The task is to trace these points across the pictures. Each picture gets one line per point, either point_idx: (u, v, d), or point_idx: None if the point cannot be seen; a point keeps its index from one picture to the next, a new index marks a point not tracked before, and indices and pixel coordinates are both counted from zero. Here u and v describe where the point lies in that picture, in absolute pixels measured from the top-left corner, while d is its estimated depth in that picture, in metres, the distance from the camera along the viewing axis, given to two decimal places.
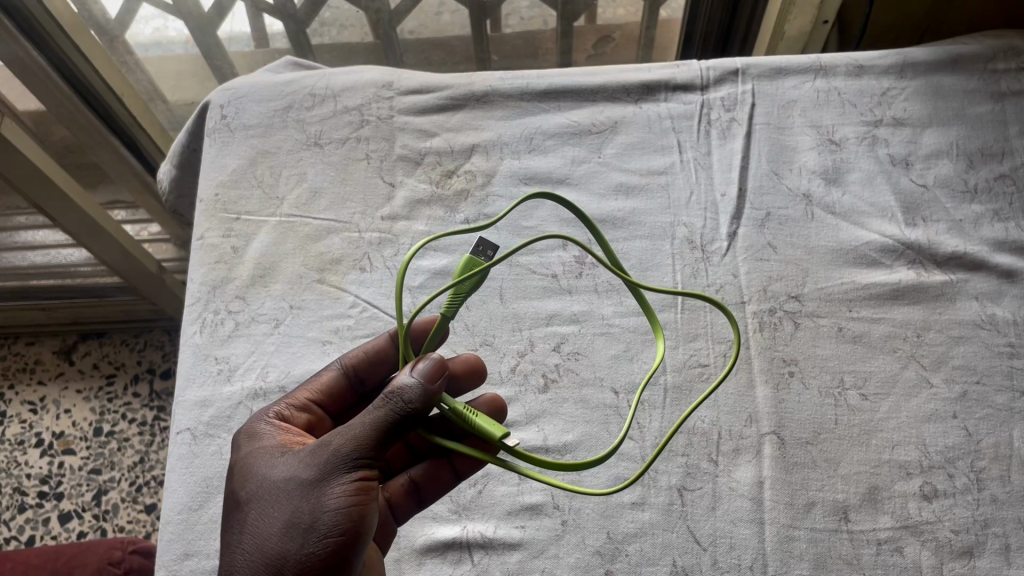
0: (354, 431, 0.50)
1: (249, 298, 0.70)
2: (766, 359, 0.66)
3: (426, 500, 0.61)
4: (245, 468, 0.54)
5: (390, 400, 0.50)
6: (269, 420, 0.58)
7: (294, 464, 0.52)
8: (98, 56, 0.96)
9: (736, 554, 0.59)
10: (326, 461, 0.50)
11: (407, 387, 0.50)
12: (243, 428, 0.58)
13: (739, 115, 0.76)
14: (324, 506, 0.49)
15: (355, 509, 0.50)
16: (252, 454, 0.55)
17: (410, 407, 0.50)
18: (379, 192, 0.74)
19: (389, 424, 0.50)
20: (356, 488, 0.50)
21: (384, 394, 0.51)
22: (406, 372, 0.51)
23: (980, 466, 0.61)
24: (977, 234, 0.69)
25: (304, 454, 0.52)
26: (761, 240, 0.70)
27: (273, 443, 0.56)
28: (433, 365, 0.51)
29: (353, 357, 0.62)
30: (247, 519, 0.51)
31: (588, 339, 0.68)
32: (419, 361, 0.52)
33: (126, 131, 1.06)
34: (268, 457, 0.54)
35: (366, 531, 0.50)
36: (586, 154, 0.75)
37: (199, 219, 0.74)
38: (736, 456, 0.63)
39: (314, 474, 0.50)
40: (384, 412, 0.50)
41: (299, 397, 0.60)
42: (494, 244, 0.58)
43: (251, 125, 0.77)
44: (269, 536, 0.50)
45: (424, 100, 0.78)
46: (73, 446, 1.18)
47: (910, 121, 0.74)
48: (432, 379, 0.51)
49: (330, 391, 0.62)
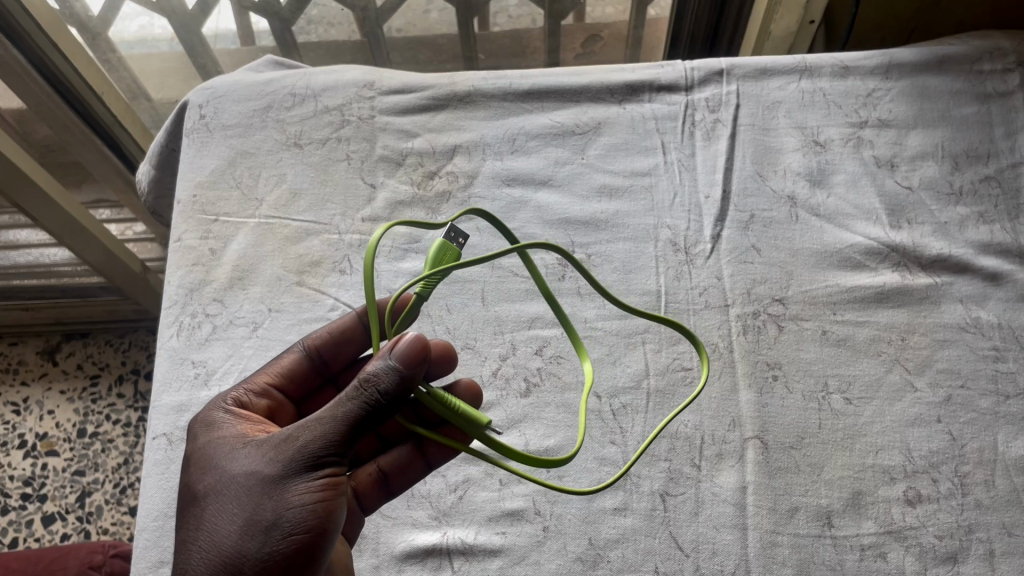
0: (320, 426, 0.49)
1: (227, 301, 0.69)
2: (750, 362, 0.65)
3: (394, 490, 0.60)
4: (204, 461, 0.53)
5: (365, 390, 0.49)
6: (227, 409, 0.57)
7: (255, 457, 0.51)
8: (79, 55, 0.94)
9: (719, 560, 0.59)
10: (289, 458, 0.49)
11: (382, 375, 0.49)
12: (201, 416, 0.57)
13: (724, 116, 0.75)
14: (288, 504, 0.48)
15: (320, 506, 0.49)
16: (211, 446, 0.54)
17: (386, 397, 0.49)
18: (360, 193, 0.73)
19: (359, 417, 0.49)
20: (323, 484, 0.49)
21: (359, 382, 0.49)
22: (382, 356, 0.49)
23: (965, 470, 0.61)
24: (962, 236, 0.69)
25: (267, 448, 0.51)
26: (745, 243, 0.70)
27: (232, 433, 0.55)
28: (413, 348, 0.49)
29: (315, 338, 0.62)
30: (206, 515, 0.50)
31: (570, 342, 0.67)
32: (397, 342, 0.50)
33: (107, 131, 1.05)
34: (228, 449, 0.53)
35: (331, 527, 0.50)
36: (569, 155, 0.74)
37: (177, 220, 0.73)
38: (719, 461, 0.62)
39: (278, 470, 0.49)
40: (356, 404, 0.49)
41: (258, 381, 0.60)
42: (464, 231, 0.59)
43: (229, 125, 0.76)
44: (229, 534, 0.49)
45: (406, 100, 0.77)
46: (56, 447, 1.17)
47: (895, 122, 0.74)
48: (411, 365, 0.49)
49: (291, 373, 0.61)
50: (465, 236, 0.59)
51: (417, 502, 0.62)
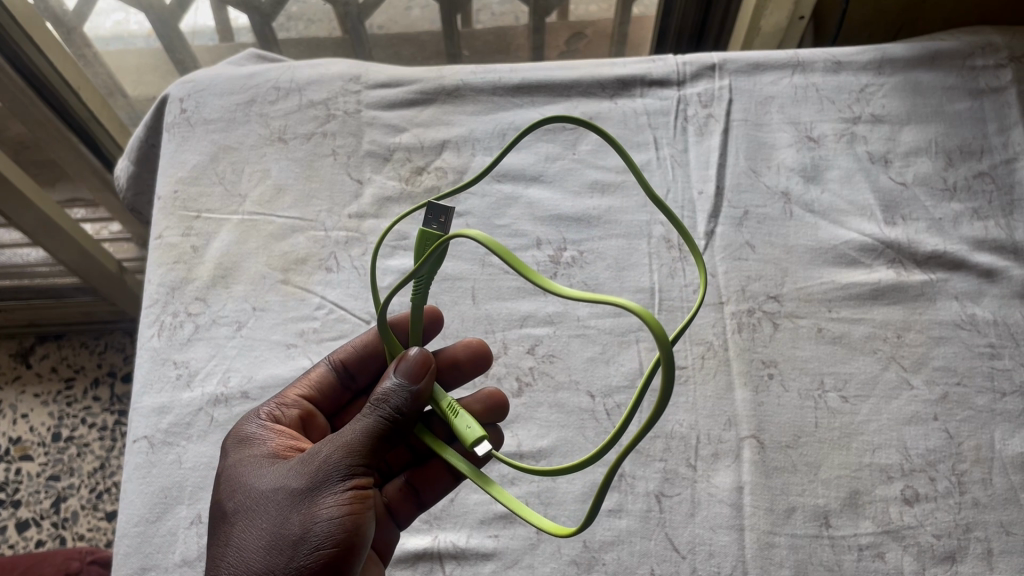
0: (345, 438, 0.48)
1: (210, 299, 0.67)
2: (745, 360, 0.64)
3: (425, 501, 0.59)
4: (231, 478, 0.52)
5: (378, 406, 0.49)
6: (260, 422, 0.56)
7: (285, 473, 0.49)
8: (54, 49, 0.92)
9: (715, 562, 0.58)
10: (317, 470, 0.48)
11: (392, 391, 0.50)
12: (233, 432, 0.56)
13: (717, 111, 0.74)
14: (316, 517, 0.47)
15: (348, 519, 0.47)
16: (238, 462, 0.53)
17: (399, 411, 0.50)
18: (346, 189, 0.71)
19: (381, 430, 0.49)
20: (350, 497, 0.48)
21: (372, 401, 0.50)
22: (389, 374, 0.51)
23: (962, 468, 0.60)
24: (957, 232, 0.68)
25: (294, 463, 0.50)
26: (739, 239, 0.69)
27: (260, 448, 0.53)
28: (416, 364, 0.51)
29: (344, 352, 0.61)
30: (232, 533, 0.49)
31: (563, 341, 0.66)
32: (403, 360, 0.52)
33: (82, 126, 1.02)
34: (256, 466, 0.52)
35: (360, 542, 0.48)
36: (560, 151, 0.73)
37: (157, 217, 0.71)
38: (715, 461, 0.61)
39: (305, 483, 0.48)
40: (373, 417, 0.49)
41: (290, 393, 0.59)
42: (443, 208, 0.51)
43: (211, 119, 0.74)
44: (255, 551, 0.47)
45: (393, 94, 0.75)
46: (30, 452, 1.14)
47: (889, 118, 0.73)
48: (417, 378, 0.51)
49: (323, 386, 0.60)
50: (446, 213, 0.50)
51: None
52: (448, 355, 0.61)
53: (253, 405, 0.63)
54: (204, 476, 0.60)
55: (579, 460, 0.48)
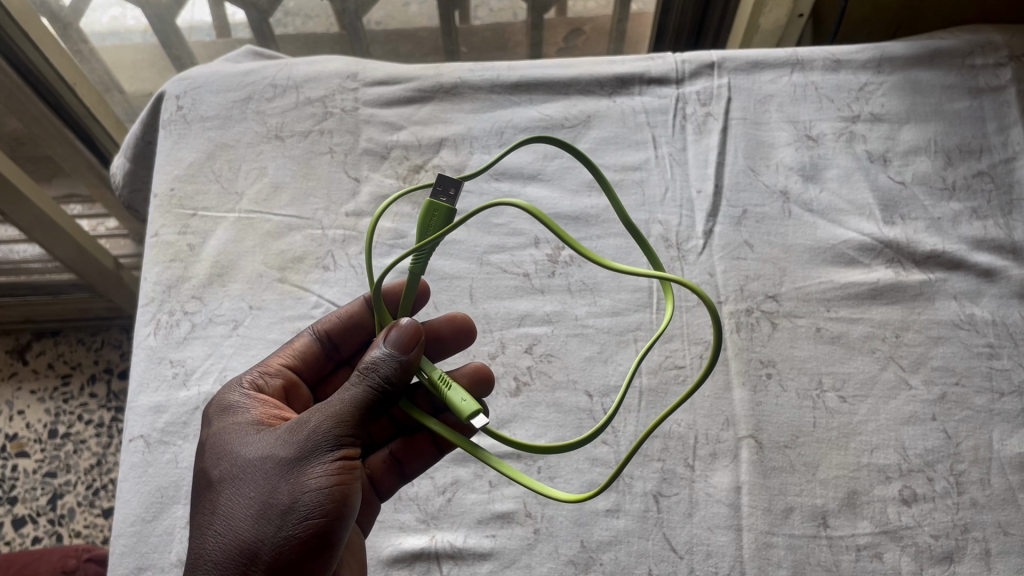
0: (334, 408, 0.48)
1: (207, 298, 0.67)
2: (743, 360, 0.64)
3: (408, 475, 0.59)
4: (216, 445, 0.52)
5: (366, 375, 0.49)
6: (243, 391, 0.55)
7: (270, 441, 0.49)
8: (48, 45, 0.91)
9: (713, 562, 0.58)
10: (304, 440, 0.48)
11: (380, 361, 0.49)
12: (216, 399, 0.55)
13: (716, 109, 0.74)
14: (304, 487, 0.47)
15: (336, 490, 0.47)
16: (223, 429, 0.53)
17: (387, 381, 0.49)
18: (344, 187, 0.71)
19: (368, 401, 0.49)
20: (338, 468, 0.48)
21: (359, 369, 0.49)
22: (379, 345, 0.50)
23: (960, 469, 0.60)
24: (955, 232, 0.68)
25: (280, 432, 0.50)
26: (738, 238, 0.68)
27: (245, 416, 0.53)
28: (406, 335, 0.51)
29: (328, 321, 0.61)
30: (218, 501, 0.49)
31: (561, 340, 0.65)
32: (391, 331, 0.51)
33: (79, 123, 1.02)
34: (241, 433, 0.52)
35: (348, 512, 0.48)
36: (558, 149, 0.73)
37: (154, 214, 0.70)
38: (713, 461, 0.61)
39: (293, 452, 0.48)
40: (361, 387, 0.49)
41: (275, 361, 0.59)
42: (455, 181, 0.51)
43: (208, 116, 0.74)
44: (242, 519, 0.47)
45: (391, 91, 0.75)
46: (27, 448, 1.13)
47: (888, 117, 0.73)
48: (407, 348, 0.50)
49: (307, 355, 0.61)
50: (456, 186, 0.51)
51: (405, 505, 0.61)
52: (431, 328, 0.61)
53: None
54: None
55: (578, 438, 0.50)
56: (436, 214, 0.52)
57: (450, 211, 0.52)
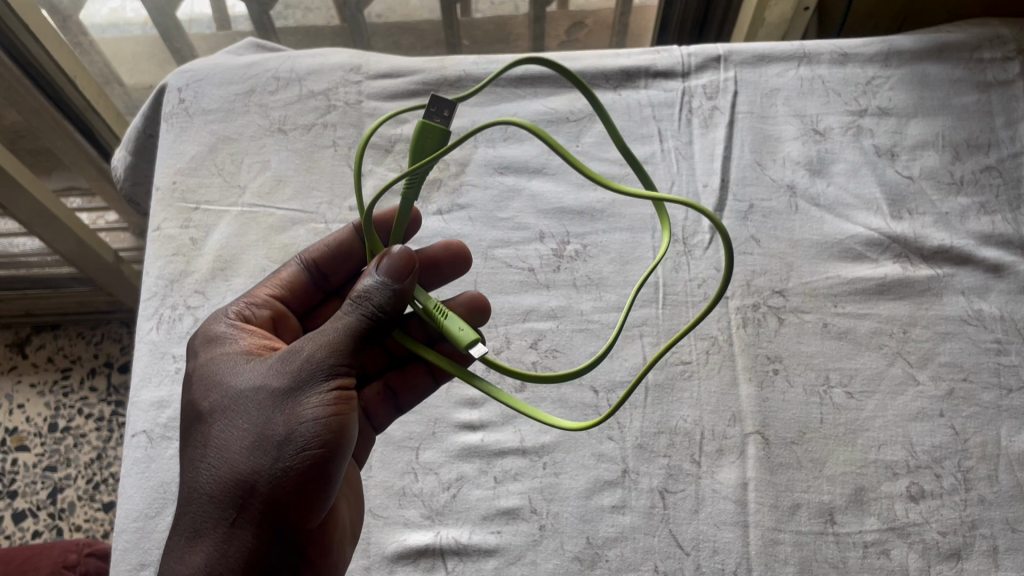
0: (327, 339, 0.48)
1: (209, 292, 0.66)
2: (750, 356, 0.64)
3: (403, 406, 0.60)
4: (207, 376, 0.51)
5: (359, 303, 0.48)
6: (231, 322, 0.55)
7: (261, 370, 0.49)
8: (48, 37, 0.90)
9: (719, 559, 0.57)
10: (298, 371, 0.48)
11: (372, 288, 0.48)
12: (203, 330, 0.56)
13: (722, 103, 0.73)
14: (300, 419, 0.46)
15: (333, 420, 0.47)
16: (212, 360, 0.52)
17: (380, 308, 0.48)
18: (347, 181, 0.70)
19: (361, 330, 0.48)
20: (334, 398, 0.47)
21: (351, 297, 0.49)
22: (371, 270, 0.49)
23: (968, 465, 0.60)
24: (963, 227, 0.68)
25: (273, 362, 0.49)
26: (744, 233, 0.68)
27: (233, 347, 0.53)
28: (400, 261, 0.49)
29: (316, 248, 0.61)
30: (214, 432, 0.48)
31: (566, 335, 0.65)
32: (384, 256, 0.50)
33: (79, 116, 1.01)
34: (232, 363, 0.51)
35: (346, 443, 0.48)
36: (564, 143, 0.72)
37: (156, 208, 0.70)
38: (719, 457, 0.61)
39: (287, 384, 0.48)
40: (354, 316, 0.48)
41: (263, 287, 0.60)
42: (449, 103, 0.49)
43: (210, 109, 0.73)
44: (239, 450, 0.47)
45: (394, 84, 0.74)
46: (27, 442, 1.13)
47: (895, 111, 0.72)
48: (401, 276, 0.49)
49: (297, 281, 0.61)
50: (450, 108, 0.49)
51: (409, 500, 0.60)
52: (425, 255, 0.61)
53: None
54: None
55: (580, 365, 0.50)
56: (428, 137, 0.49)
57: (444, 133, 0.50)
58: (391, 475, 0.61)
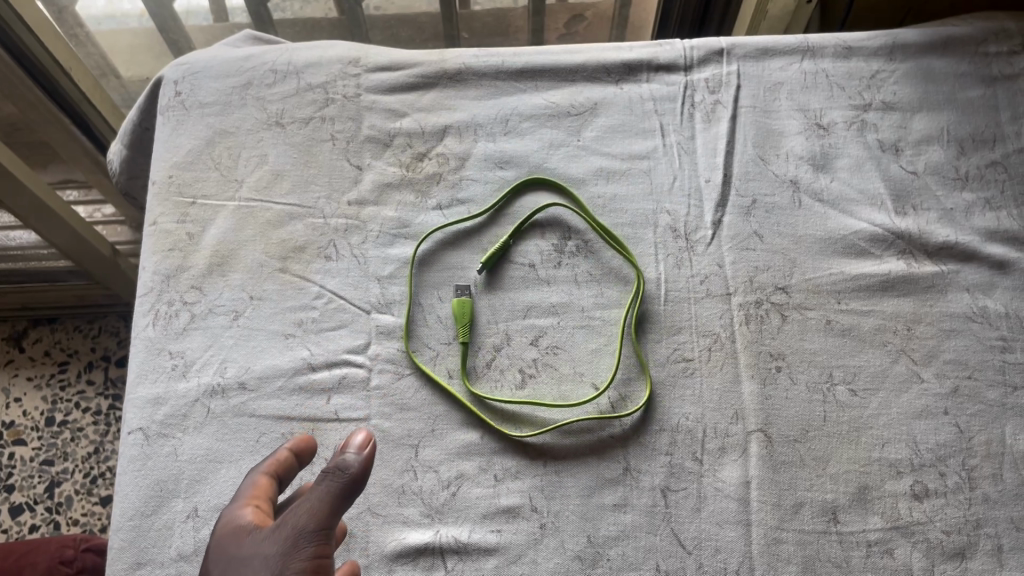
0: (310, 507, 0.46)
1: (206, 288, 0.66)
2: (753, 353, 0.63)
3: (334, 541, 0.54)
4: (216, 558, 0.49)
5: (332, 475, 0.47)
6: (220, 526, 0.50)
7: (260, 541, 0.47)
8: (42, 28, 0.89)
9: (722, 558, 0.57)
10: (280, 549, 0.45)
11: (349, 462, 0.47)
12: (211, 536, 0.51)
13: (724, 97, 0.72)
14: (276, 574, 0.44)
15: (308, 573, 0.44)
16: (221, 537, 0.49)
17: (352, 489, 0.47)
18: (346, 175, 0.69)
19: (337, 506, 0.46)
20: (313, 558, 0.45)
21: (325, 470, 0.47)
22: (346, 450, 0.48)
23: (972, 464, 0.59)
24: (968, 223, 0.67)
25: (269, 530, 0.47)
26: (747, 229, 0.67)
27: (238, 512, 0.50)
28: (365, 438, 0.48)
29: (279, 458, 0.53)
30: None
31: (567, 332, 0.64)
32: (354, 433, 0.49)
33: (75, 109, 1.00)
34: (236, 538, 0.48)
35: None
36: (565, 137, 0.71)
37: (152, 203, 0.69)
38: (721, 455, 0.60)
39: (273, 551, 0.45)
40: (328, 485, 0.47)
41: (250, 504, 0.50)
42: None
43: (206, 103, 0.72)
44: None
45: (393, 77, 0.73)
46: (23, 436, 1.12)
47: (900, 106, 0.72)
48: (365, 458, 0.47)
49: (273, 498, 0.52)
50: None
51: (409, 499, 0.59)
52: None
53: (251, 396, 0.62)
54: (201, 468, 0.60)
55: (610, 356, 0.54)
56: None
57: None
58: (390, 472, 0.60)
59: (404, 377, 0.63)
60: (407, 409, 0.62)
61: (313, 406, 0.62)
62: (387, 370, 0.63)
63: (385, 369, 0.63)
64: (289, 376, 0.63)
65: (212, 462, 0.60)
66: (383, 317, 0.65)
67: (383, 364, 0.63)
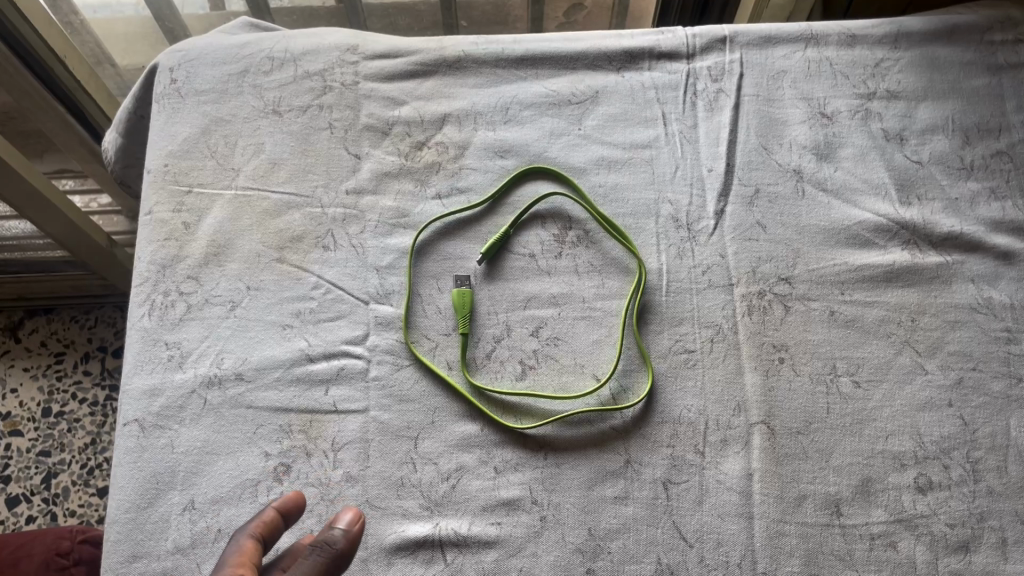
0: None
1: (203, 278, 0.65)
2: (755, 344, 0.62)
3: None
4: None
5: (319, 546, 0.52)
6: None
7: None
8: (36, 14, 0.88)
9: (724, 551, 0.56)
10: None
11: (336, 537, 0.53)
12: None
13: (727, 86, 0.71)
14: None
15: None
16: None
17: (337, 560, 0.52)
18: (344, 164, 0.69)
19: None
20: None
21: (312, 546, 0.52)
22: (333, 525, 0.53)
23: (976, 456, 0.59)
24: (973, 213, 0.66)
25: None
26: (749, 219, 0.67)
27: None
28: (355, 518, 0.54)
29: (265, 520, 0.54)
30: None
31: (568, 323, 0.64)
32: (341, 515, 0.54)
33: (70, 97, 0.99)
34: None
35: None
36: (566, 126, 0.71)
37: (148, 191, 0.68)
38: (724, 447, 0.59)
39: None
40: None
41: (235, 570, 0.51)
42: None
43: (202, 90, 0.71)
44: None
45: (392, 65, 0.72)
46: (20, 427, 1.12)
47: (905, 94, 0.71)
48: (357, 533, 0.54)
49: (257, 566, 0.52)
50: None
51: (407, 491, 0.59)
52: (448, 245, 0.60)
53: (248, 387, 0.61)
54: (197, 460, 0.59)
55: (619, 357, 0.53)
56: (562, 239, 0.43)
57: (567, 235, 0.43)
58: (389, 464, 0.59)
59: (403, 368, 0.62)
60: (406, 400, 0.61)
61: (310, 397, 0.61)
62: (386, 362, 0.62)
63: (383, 361, 0.62)
64: (286, 367, 0.62)
65: (208, 454, 0.60)
66: (382, 307, 0.64)
67: (381, 355, 0.62)
